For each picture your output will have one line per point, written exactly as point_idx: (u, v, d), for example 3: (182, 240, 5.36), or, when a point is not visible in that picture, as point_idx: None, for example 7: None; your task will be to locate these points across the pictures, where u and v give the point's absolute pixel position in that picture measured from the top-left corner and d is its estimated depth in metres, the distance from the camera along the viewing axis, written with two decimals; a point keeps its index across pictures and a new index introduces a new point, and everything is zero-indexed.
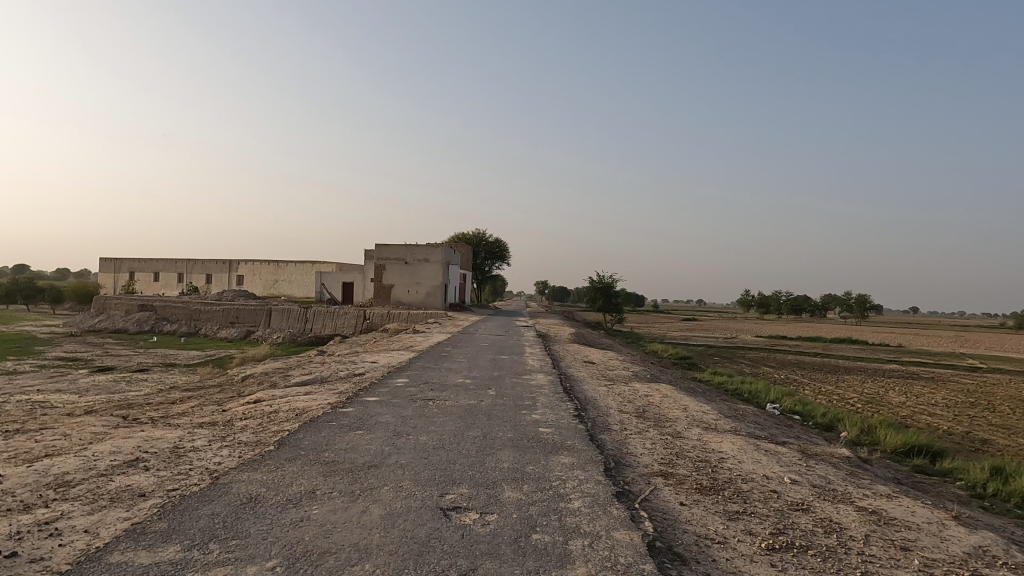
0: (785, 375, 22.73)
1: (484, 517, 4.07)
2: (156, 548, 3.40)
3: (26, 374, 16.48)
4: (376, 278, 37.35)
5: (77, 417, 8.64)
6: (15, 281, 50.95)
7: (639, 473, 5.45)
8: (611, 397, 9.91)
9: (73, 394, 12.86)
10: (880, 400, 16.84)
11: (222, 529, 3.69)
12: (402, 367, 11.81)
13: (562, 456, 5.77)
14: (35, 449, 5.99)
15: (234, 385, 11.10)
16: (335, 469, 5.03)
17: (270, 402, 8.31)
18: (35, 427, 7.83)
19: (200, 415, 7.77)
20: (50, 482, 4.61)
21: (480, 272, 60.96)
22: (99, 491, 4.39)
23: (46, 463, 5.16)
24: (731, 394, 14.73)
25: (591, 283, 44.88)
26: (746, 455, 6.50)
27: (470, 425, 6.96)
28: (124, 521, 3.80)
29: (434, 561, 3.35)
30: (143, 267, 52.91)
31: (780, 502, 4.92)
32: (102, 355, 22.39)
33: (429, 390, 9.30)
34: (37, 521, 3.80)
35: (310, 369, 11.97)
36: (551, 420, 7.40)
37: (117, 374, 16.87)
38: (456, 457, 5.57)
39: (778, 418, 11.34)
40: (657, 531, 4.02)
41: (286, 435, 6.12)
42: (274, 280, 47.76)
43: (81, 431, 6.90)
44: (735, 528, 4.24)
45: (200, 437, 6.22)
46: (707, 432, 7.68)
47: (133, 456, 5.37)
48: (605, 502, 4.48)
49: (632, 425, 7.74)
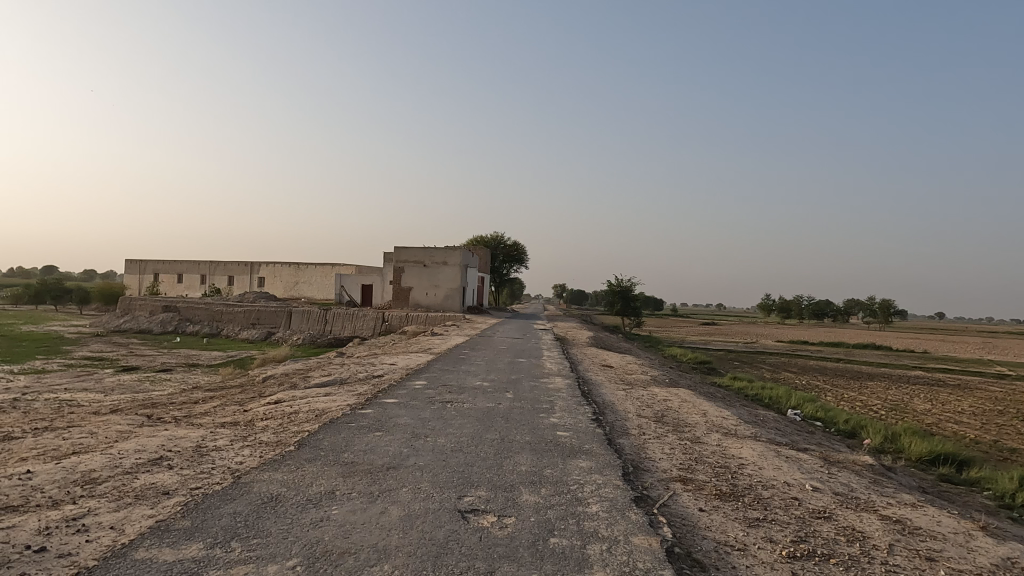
0: (806, 380, 22.57)
1: (502, 520, 4.09)
2: (180, 545, 3.45)
3: (53, 373, 16.82)
4: (394, 280, 37.66)
5: (104, 415, 8.85)
6: (43, 281, 52.15)
7: (657, 478, 5.42)
8: (630, 402, 9.84)
9: (99, 393, 13.14)
10: (904, 407, 16.55)
11: (244, 527, 3.74)
12: (420, 369, 11.88)
13: (580, 459, 5.75)
14: (63, 446, 6.14)
15: (255, 386, 11.26)
16: (354, 470, 5.07)
17: (290, 403, 8.41)
18: (62, 425, 8.00)
19: (222, 414, 7.93)
20: (77, 479, 4.71)
21: (497, 275, 60.95)
22: (124, 489, 4.47)
23: (74, 461, 5.27)
24: (751, 399, 14.58)
25: (608, 286, 44.62)
26: (766, 462, 6.41)
27: (488, 427, 6.98)
28: (149, 518, 3.88)
29: (452, 562, 3.38)
30: (167, 269, 53.69)
31: (801, 510, 4.86)
32: (127, 355, 22.92)
33: (447, 392, 9.36)
34: (65, 517, 3.88)
35: (329, 370, 12.13)
36: (569, 423, 7.38)
37: (140, 373, 17.20)
38: (475, 460, 5.59)
39: (798, 424, 11.19)
40: (676, 536, 4.00)
41: (306, 436, 6.20)
42: (294, 282, 48.29)
43: (108, 429, 7.07)
44: (756, 535, 4.20)
45: (223, 436, 6.33)
46: (726, 437, 7.60)
47: (158, 454, 5.48)
48: (623, 507, 4.45)
49: (651, 430, 7.68)
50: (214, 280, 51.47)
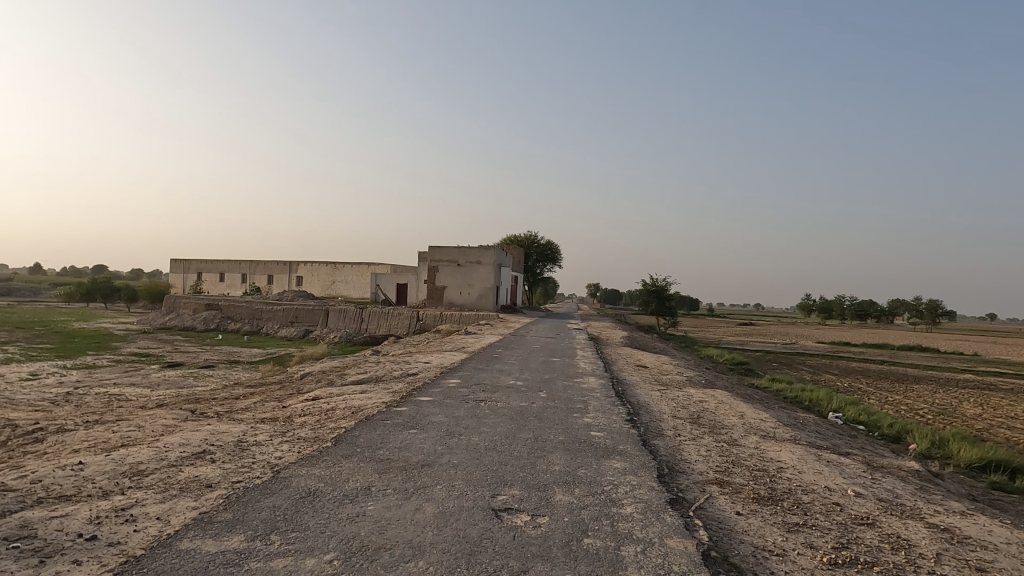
0: (849, 382, 21.96)
1: (536, 519, 4.08)
2: (222, 537, 3.55)
3: (103, 368, 17.48)
4: (428, 279, 37.99)
5: (151, 410, 9.16)
6: (93, 280, 54.23)
7: (693, 480, 5.34)
8: (665, 402, 9.72)
9: (145, 388, 13.60)
10: (953, 411, 15.95)
11: (283, 521, 3.82)
12: (454, 368, 11.95)
13: (614, 460, 5.71)
14: (113, 439, 6.38)
15: (293, 382, 11.51)
16: (390, 466, 5.15)
17: (327, 400, 8.57)
18: (111, 418, 8.31)
19: (262, 410, 8.13)
20: (125, 471, 4.89)
21: (531, 274, 60.96)
22: (170, 481, 4.63)
23: (122, 453, 5.47)
24: (790, 401, 14.25)
25: (643, 286, 44.15)
26: (807, 466, 6.25)
27: (522, 426, 6.99)
28: (193, 510, 3.99)
29: (486, 560, 3.39)
30: (209, 268, 55.24)
31: (843, 516, 4.72)
32: (172, 351, 23.66)
33: (481, 390, 9.39)
34: (114, 507, 4.03)
35: (365, 368, 12.32)
36: (603, 424, 7.33)
37: (184, 370, 17.74)
38: (509, 459, 5.60)
39: (840, 427, 10.89)
40: (712, 540, 3.94)
41: (343, 432, 6.31)
42: (331, 281, 49.16)
43: (154, 423, 7.31)
44: (796, 541, 4.10)
45: (263, 431, 6.48)
46: (764, 440, 7.45)
47: (201, 448, 5.64)
48: (658, 509, 4.40)
49: (686, 431, 7.58)
50: (254, 279, 52.75)
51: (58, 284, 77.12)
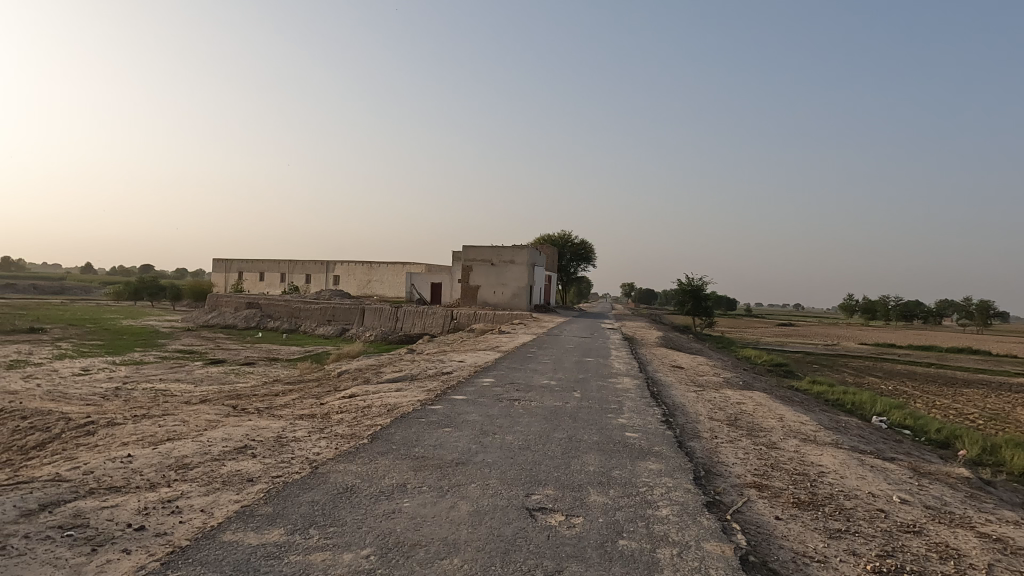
0: (894, 385, 21.27)
1: (570, 519, 4.07)
2: (263, 530, 3.64)
3: (150, 364, 18.10)
4: (463, 279, 38.22)
5: (194, 405, 9.45)
6: (141, 279, 56.18)
7: (730, 483, 5.26)
8: (702, 404, 9.58)
9: (190, 384, 14.04)
10: (1005, 416, 15.31)
11: (321, 516, 3.90)
12: (488, 367, 11.99)
13: (649, 461, 5.65)
14: (159, 433, 6.60)
15: (331, 380, 11.72)
16: (425, 464, 5.19)
17: (364, 398, 8.70)
18: (158, 413, 8.61)
19: (301, 406, 8.30)
20: (171, 464, 5.06)
21: (565, 274, 60.81)
22: (213, 474, 4.77)
23: (168, 446, 5.66)
24: (831, 404, 13.88)
25: (678, 285, 43.58)
26: (850, 471, 6.09)
27: (556, 426, 6.98)
28: (235, 503, 4.11)
29: (520, 560, 3.39)
30: (250, 268, 56.65)
31: (887, 523, 4.58)
32: (214, 348, 24.34)
33: (514, 390, 9.40)
34: (161, 499, 4.17)
35: (400, 366, 12.46)
36: (638, 425, 7.26)
37: (226, 366, 18.23)
38: (543, 458, 5.59)
39: (884, 432, 10.56)
40: (751, 544, 3.87)
41: (379, 429, 6.39)
42: (367, 280, 49.87)
43: (198, 418, 7.53)
44: (837, 547, 4.00)
45: (302, 427, 6.62)
46: (805, 444, 7.27)
47: (243, 443, 5.79)
48: (695, 512, 4.34)
49: (723, 433, 7.45)
50: (292, 278, 53.88)
51: (108, 283, 80.16)
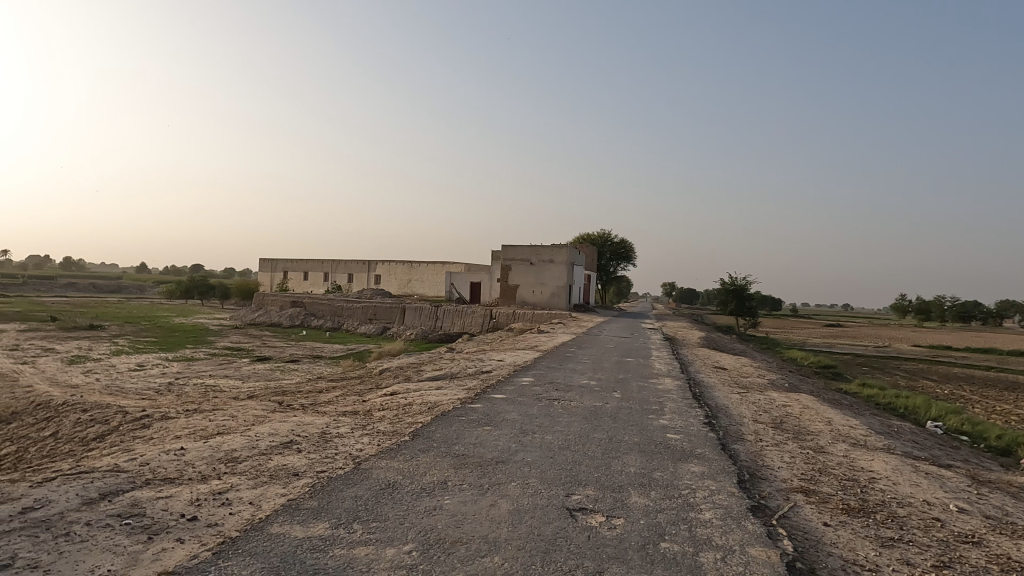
0: (950, 389, 20.40)
1: (611, 520, 4.04)
2: (309, 524, 3.72)
3: (201, 361, 18.74)
4: (502, 278, 38.34)
5: (242, 400, 9.75)
6: (192, 278, 58.17)
7: (776, 487, 5.13)
8: (746, 406, 9.37)
9: (238, 380, 14.49)
10: None
11: (365, 511, 3.96)
12: (527, 366, 12.01)
13: (692, 464, 5.56)
14: (210, 427, 6.83)
15: (372, 377, 11.93)
16: (465, 462, 5.23)
17: (404, 395, 8.82)
18: (208, 407, 8.92)
19: (344, 403, 8.47)
20: (222, 457, 5.23)
21: (604, 273, 60.38)
22: (261, 468, 4.91)
23: (219, 440, 5.85)
24: (883, 408, 13.39)
25: (721, 285, 42.73)
26: (902, 478, 5.86)
27: (596, 426, 6.93)
28: (282, 496, 4.22)
29: (561, 559, 3.38)
30: (295, 267, 58.03)
31: (944, 532, 4.40)
32: (261, 346, 25.04)
33: (554, 389, 9.38)
34: (212, 491, 4.32)
35: (440, 365, 12.58)
36: (680, 426, 7.15)
37: (272, 363, 18.75)
38: (583, 458, 5.57)
39: (939, 437, 10.15)
40: (798, 551, 3.76)
41: (420, 427, 6.46)
42: (408, 279, 50.50)
43: (246, 413, 7.76)
44: (890, 556, 3.85)
45: (345, 424, 6.75)
46: (854, 449, 7.04)
47: (289, 439, 5.94)
48: (739, 516, 4.25)
49: (769, 436, 7.27)
50: (335, 277, 54.98)
51: (161, 282, 83.25)
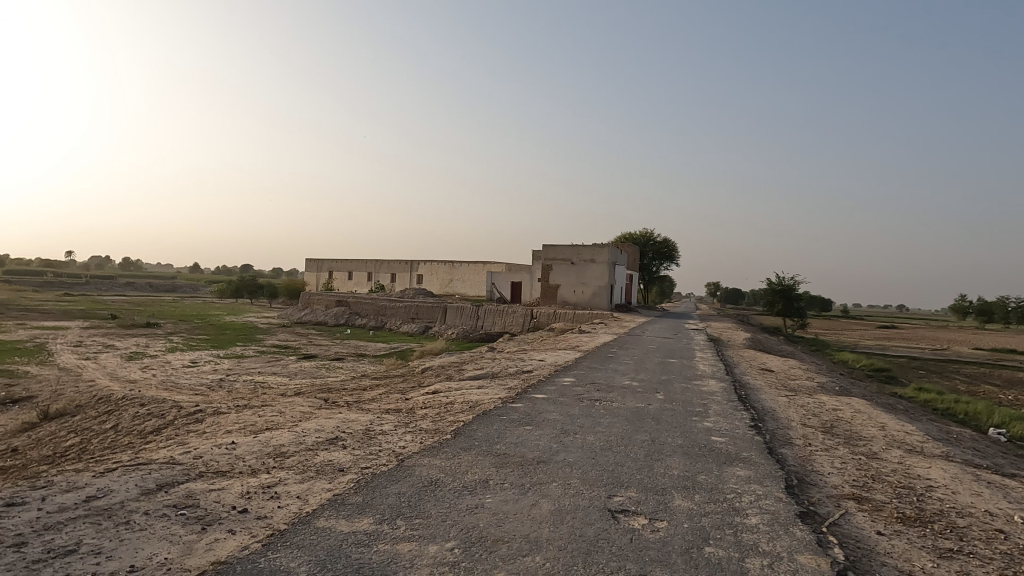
0: (1014, 394, 19.37)
1: (654, 523, 3.99)
2: (354, 519, 3.80)
3: (250, 358, 19.35)
4: (543, 278, 38.30)
5: (290, 397, 10.03)
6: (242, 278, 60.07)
7: (827, 494, 4.97)
8: (793, 409, 9.12)
9: (285, 377, 14.89)
10: None
11: (408, 507, 4.02)
12: (568, 366, 11.97)
13: (737, 467, 5.44)
14: (259, 422, 7.04)
15: (414, 376, 12.08)
16: (506, 461, 5.25)
17: (446, 394, 8.91)
18: (257, 403, 9.20)
19: (387, 401, 8.61)
20: (270, 452, 5.39)
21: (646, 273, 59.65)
22: (308, 463, 5.03)
23: (268, 435, 6.03)
24: (941, 413, 12.82)
25: (768, 285, 41.66)
26: (962, 487, 5.60)
27: (638, 428, 6.85)
28: (328, 491, 4.31)
29: (603, 561, 3.36)
30: (339, 267, 59.27)
31: (1008, 545, 4.18)
32: (307, 344, 25.68)
33: (595, 389, 9.33)
34: (261, 484, 4.45)
35: (481, 364, 12.66)
36: (725, 429, 7.00)
37: (318, 361, 19.21)
38: (625, 460, 5.51)
39: (1002, 445, 9.66)
40: (850, 560, 3.64)
41: (461, 425, 6.52)
42: (449, 279, 50.95)
43: (293, 409, 7.98)
44: (949, 568, 3.69)
45: (388, 421, 6.86)
46: (910, 455, 6.76)
47: (334, 435, 6.08)
48: (787, 522, 4.14)
49: (818, 440, 7.06)
50: (378, 277, 55.92)
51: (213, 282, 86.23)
